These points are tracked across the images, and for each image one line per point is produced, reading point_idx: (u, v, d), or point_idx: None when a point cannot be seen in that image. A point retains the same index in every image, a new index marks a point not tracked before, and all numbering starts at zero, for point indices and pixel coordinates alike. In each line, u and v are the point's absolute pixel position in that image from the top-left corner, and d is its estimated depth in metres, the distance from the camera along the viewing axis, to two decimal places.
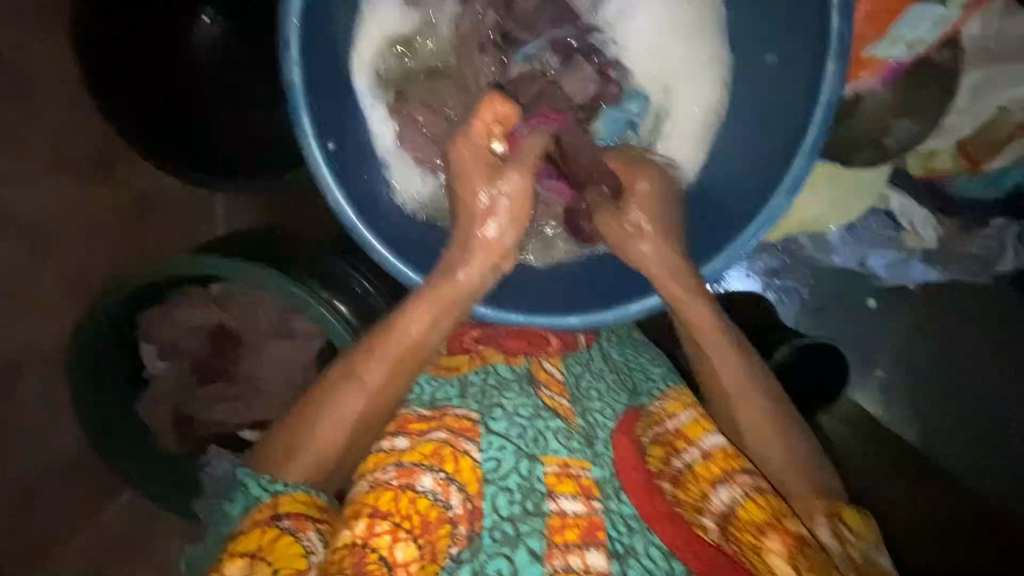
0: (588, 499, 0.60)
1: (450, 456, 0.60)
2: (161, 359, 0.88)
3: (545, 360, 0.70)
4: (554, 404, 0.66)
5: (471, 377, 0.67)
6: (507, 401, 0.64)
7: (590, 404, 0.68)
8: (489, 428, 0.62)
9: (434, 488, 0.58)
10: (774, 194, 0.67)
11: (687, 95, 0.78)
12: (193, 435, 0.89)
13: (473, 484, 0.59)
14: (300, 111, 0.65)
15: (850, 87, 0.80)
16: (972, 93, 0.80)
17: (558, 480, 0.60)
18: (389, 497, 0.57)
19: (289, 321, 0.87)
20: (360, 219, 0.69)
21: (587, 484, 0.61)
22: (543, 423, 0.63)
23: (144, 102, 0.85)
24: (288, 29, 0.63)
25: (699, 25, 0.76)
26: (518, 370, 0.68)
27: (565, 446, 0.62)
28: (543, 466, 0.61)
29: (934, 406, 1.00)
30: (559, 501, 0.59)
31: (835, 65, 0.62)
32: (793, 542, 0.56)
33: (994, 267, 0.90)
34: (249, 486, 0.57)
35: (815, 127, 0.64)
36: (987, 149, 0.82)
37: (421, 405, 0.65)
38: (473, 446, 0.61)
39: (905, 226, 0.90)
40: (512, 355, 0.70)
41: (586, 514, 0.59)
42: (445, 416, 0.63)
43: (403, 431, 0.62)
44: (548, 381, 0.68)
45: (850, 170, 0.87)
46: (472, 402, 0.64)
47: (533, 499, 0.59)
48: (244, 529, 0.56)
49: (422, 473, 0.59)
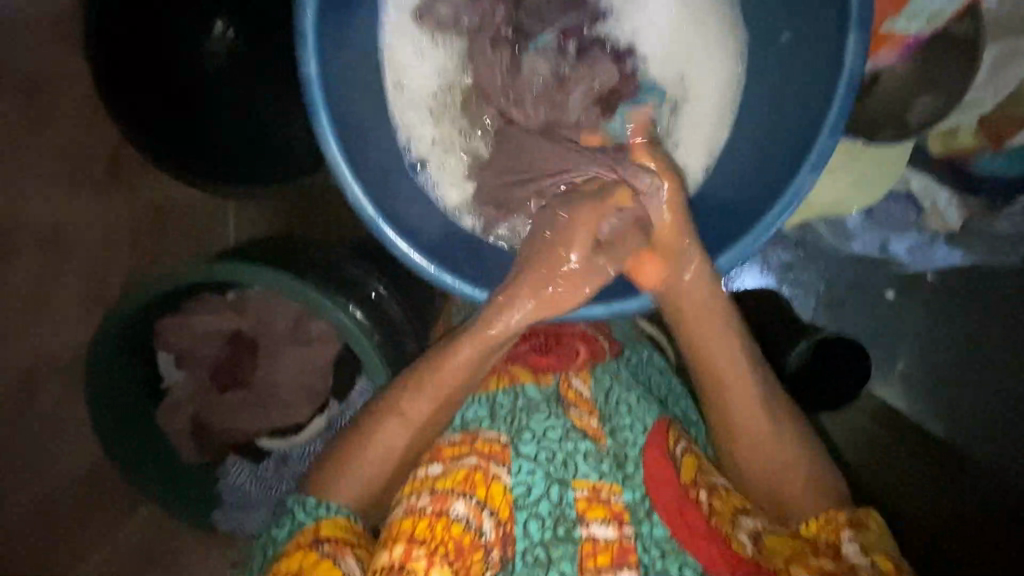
0: (620, 525, 0.59)
1: (480, 482, 0.59)
2: (178, 368, 0.90)
3: (573, 378, 0.67)
4: (584, 425, 0.64)
5: (500, 399, 0.65)
6: (537, 424, 0.62)
7: (619, 420, 0.65)
8: (518, 450, 0.61)
9: (467, 513, 0.57)
10: (798, 169, 0.64)
11: (703, 84, 0.77)
12: (210, 443, 0.90)
13: (506, 511, 0.59)
14: (317, 105, 0.64)
15: (869, 64, 0.78)
16: (992, 68, 0.76)
17: (588, 505, 0.59)
18: (425, 524, 0.57)
19: (306, 326, 0.88)
20: (381, 212, 0.68)
21: (618, 508, 0.60)
22: (571, 447, 0.62)
23: (144, 102, 0.84)
24: (308, 8, 0.62)
25: (713, 14, 0.76)
26: (546, 391, 0.66)
27: (594, 470, 0.61)
28: (573, 492, 0.60)
29: (957, 391, 1.00)
30: (590, 527, 0.58)
31: (856, 36, 0.59)
32: (814, 570, 0.56)
33: (1023, 246, 0.88)
34: (296, 512, 0.60)
35: (838, 102, 0.61)
36: (1012, 124, 0.77)
37: (455, 430, 0.65)
38: (503, 469, 0.60)
39: (927, 208, 0.87)
40: (541, 372, 0.67)
41: (617, 539, 0.58)
42: (476, 440, 0.62)
43: (437, 457, 0.62)
44: (577, 400, 0.66)
45: (872, 146, 0.83)
46: (502, 423, 0.63)
47: (564, 526, 0.58)
48: (288, 550, 0.57)
49: (456, 499, 0.58)
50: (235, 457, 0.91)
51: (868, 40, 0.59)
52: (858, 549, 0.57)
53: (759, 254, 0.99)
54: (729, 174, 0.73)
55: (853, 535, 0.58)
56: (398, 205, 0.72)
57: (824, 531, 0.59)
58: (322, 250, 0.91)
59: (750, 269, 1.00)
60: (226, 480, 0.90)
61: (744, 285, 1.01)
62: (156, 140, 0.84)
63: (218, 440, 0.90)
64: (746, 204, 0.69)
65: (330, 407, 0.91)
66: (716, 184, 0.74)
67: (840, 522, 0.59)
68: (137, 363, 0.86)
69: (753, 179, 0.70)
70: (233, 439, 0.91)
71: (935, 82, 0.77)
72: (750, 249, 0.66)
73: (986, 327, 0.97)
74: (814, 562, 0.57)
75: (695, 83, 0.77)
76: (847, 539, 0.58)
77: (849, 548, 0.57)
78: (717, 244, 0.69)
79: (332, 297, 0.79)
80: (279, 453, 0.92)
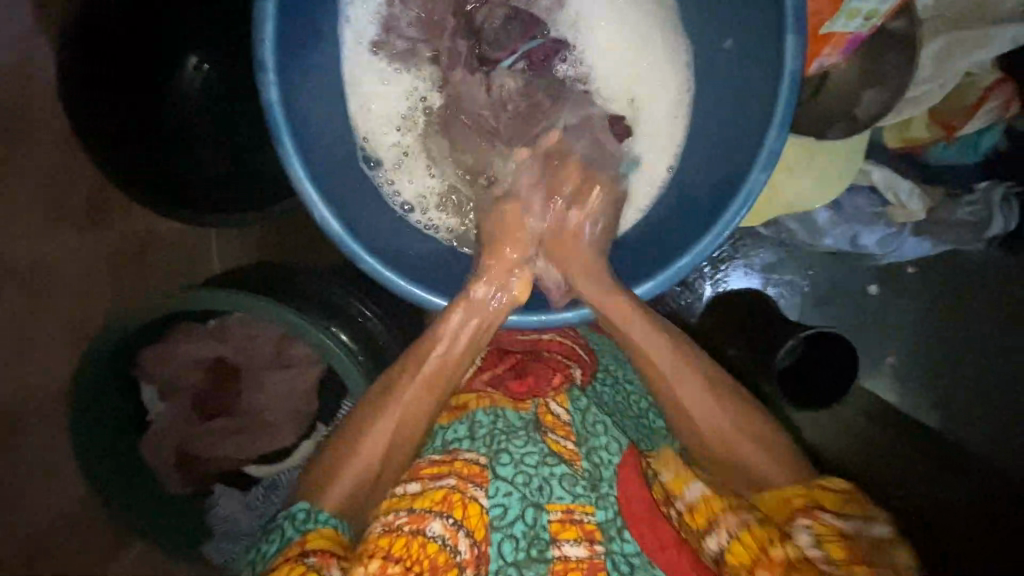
0: (592, 544, 0.59)
1: (459, 502, 0.59)
2: (160, 400, 0.89)
3: (552, 401, 0.67)
4: (560, 449, 0.64)
5: (479, 418, 0.65)
6: (514, 447, 0.62)
7: (596, 441, 0.65)
8: (496, 473, 0.61)
9: (443, 533, 0.58)
10: (751, 169, 0.65)
11: (657, 87, 0.78)
12: (196, 475, 0.89)
13: (480, 532, 0.59)
14: (281, 130, 0.66)
15: (815, 63, 0.79)
16: (933, 64, 0.79)
17: (562, 527, 0.60)
18: (401, 543, 0.57)
19: (287, 349, 0.88)
20: (348, 231, 0.69)
21: (591, 529, 0.60)
22: (548, 471, 0.62)
23: (143, 101, 0.89)
24: (266, 31, 0.63)
25: (663, 17, 0.77)
26: (525, 417, 0.65)
27: (568, 492, 0.61)
28: (547, 515, 0.60)
29: (939, 379, 1.01)
30: (562, 547, 0.59)
31: (795, 38, 0.62)
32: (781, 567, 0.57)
33: (985, 233, 0.90)
34: (285, 529, 0.60)
35: (783, 101, 0.63)
36: (960, 113, 0.81)
37: (434, 453, 0.65)
38: (481, 492, 0.60)
39: (890, 200, 0.88)
40: (519, 399, 0.67)
41: (589, 558, 0.59)
42: (456, 461, 0.63)
43: (415, 477, 0.62)
44: (555, 424, 0.66)
45: (825, 144, 0.85)
46: (482, 446, 0.63)
47: (538, 545, 0.59)
48: (274, 566, 0.57)
49: (432, 519, 0.58)
50: (222, 485, 0.90)
51: (807, 40, 0.61)
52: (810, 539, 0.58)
53: (740, 255, 1.00)
54: (689, 178, 0.75)
55: (810, 521, 0.59)
56: (368, 224, 0.74)
57: (787, 519, 0.61)
58: (303, 275, 0.91)
59: (735, 269, 1.02)
60: (214, 510, 0.89)
61: (731, 286, 1.02)
62: (154, 146, 0.89)
63: (205, 470, 0.90)
64: (705, 204, 0.71)
65: (316, 430, 0.91)
66: (679, 185, 0.76)
67: (795, 507, 0.61)
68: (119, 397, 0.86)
69: (714, 180, 0.71)
70: (221, 467, 0.91)
71: (879, 78, 0.80)
72: (713, 245, 0.68)
73: (959, 313, 1.00)
74: (773, 557, 0.58)
75: (649, 86, 0.78)
76: (801, 526, 0.59)
77: (802, 537, 0.59)
78: (677, 248, 0.71)
79: (312, 320, 0.79)
80: (267, 479, 0.91)
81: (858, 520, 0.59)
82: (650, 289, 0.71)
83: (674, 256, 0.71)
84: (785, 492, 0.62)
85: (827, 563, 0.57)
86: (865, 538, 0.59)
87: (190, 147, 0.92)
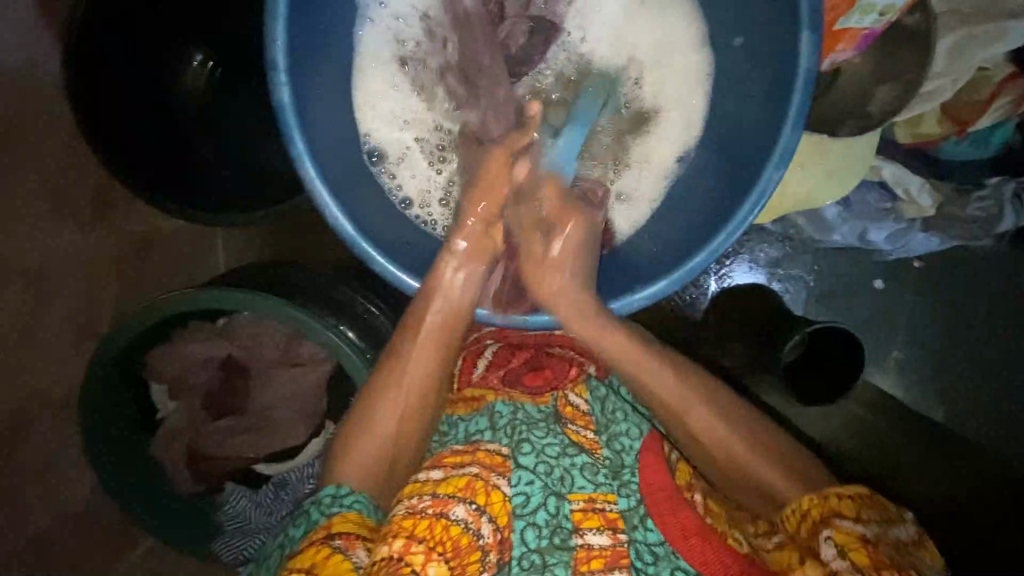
0: (615, 533, 0.59)
1: (481, 489, 0.60)
2: (171, 399, 0.90)
3: (570, 394, 0.69)
4: (580, 439, 0.66)
5: (499, 409, 0.67)
6: (536, 438, 0.64)
7: (616, 428, 0.66)
8: (518, 462, 0.62)
9: (467, 517, 0.58)
10: (765, 165, 0.65)
11: (672, 86, 0.77)
12: (206, 471, 0.90)
13: (504, 518, 0.60)
14: (292, 132, 0.66)
15: (828, 60, 0.78)
16: (948, 58, 0.78)
17: (584, 515, 0.60)
18: (425, 524, 0.57)
19: (296, 347, 0.88)
20: (362, 232, 0.69)
21: (613, 517, 0.60)
22: (569, 462, 0.63)
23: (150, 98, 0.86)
24: (276, 33, 0.63)
25: (679, 13, 0.75)
26: (545, 410, 0.67)
27: (591, 481, 0.62)
28: (570, 504, 0.60)
29: (947, 373, 1.02)
30: (585, 536, 0.59)
31: (810, 34, 0.61)
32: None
33: (996, 228, 0.90)
34: (311, 511, 0.61)
35: (798, 95, 0.62)
36: (972, 110, 0.81)
37: (455, 441, 0.66)
38: (504, 480, 0.61)
39: (901, 195, 0.88)
40: (537, 394, 0.69)
41: (611, 545, 0.59)
42: (478, 449, 0.64)
43: (438, 464, 0.63)
44: (575, 415, 0.68)
45: (834, 141, 0.83)
46: (503, 435, 0.64)
47: (560, 535, 0.59)
48: (301, 548, 0.58)
49: (456, 503, 0.59)
50: (233, 484, 0.91)
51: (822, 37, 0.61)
52: (835, 551, 0.53)
53: (745, 251, 1.01)
54: (700, 175, 0.76)
55: (830, 531, 0.55)
56: (381, 219, 0.74)
57: (811, 534, 0.56)
58: (306, 273, 0.91)
59: (740, 264, 1.02)
60: (226, 508, 0.89)
61: (736, 282, 1.02)
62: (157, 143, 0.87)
63: (210, 466, 0.90)
64: (720, 201, 0.71)
65: (325, 427, 0.91)
66: (694, 180, 0.76)
67: (816, 519, 0.56)
68: (129, 392, 0.87)
69: (729, 181, 0.71)
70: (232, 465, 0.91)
71: (889, 74, 0.79)
72: (724, 245, 0.67)
73: (966, 311, 1.00)
74: (806, 569, 0.54)
75: (665, 84, 0.77)
76: (824, 539, 0.54)
77: (827, 552, 0.54)
78: (693, 244, 0.71)
79: (320, 318, 0.79)
80: (277, 478, 0.90)
81: (877, 525, 0.55)
82: (663, 288, 0.69)
83: (688, 254, 0.70)
84: (803, 505, 0.58)
85: (859, 575, 0.51)
86: (887, 543, 0.54)
87: (194, 149, 0.91)
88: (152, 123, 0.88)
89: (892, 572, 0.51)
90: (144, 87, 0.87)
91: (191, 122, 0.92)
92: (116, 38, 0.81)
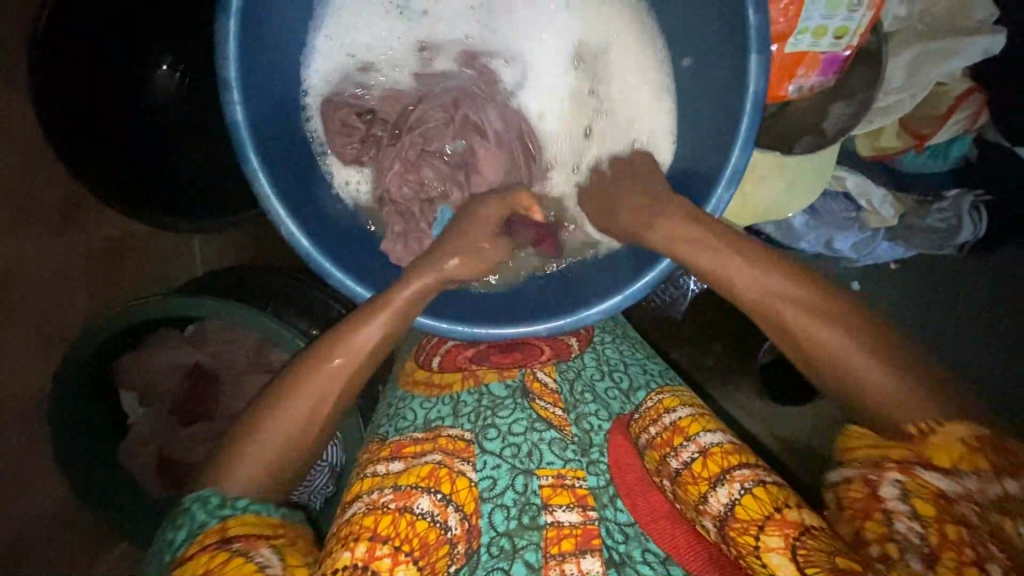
0: (585, 510, 0.62)
1: (446, 478, 0.62)
2: (141, 405, 0.91)
3: (538, 370, 0.71)
4: (549, 415, 0.68)
5: (464, 397, 0.68)
6: (501, 420, 0.66)
7: (585, 408, 0.69)
8: (484, 447, 0.65)
9: (432, 510, 0.60)
10: (716, 186, 0.66)
11: (623, 78, 0.77)
12: (176, 476, 0.89)
13: (471, 506, 0.62)
14: (245, 147, 0.65)
15: (792, 84, 0.77)
16: (904, 73, 0.80)
17: (553, 492, 0.63)
18: (387, 519, 0.58)
19: (266, 354, 0.89)
20: (316, 245, 0.69)
21: (582, 494, 0.63)
22: (537, 436, 0.66)
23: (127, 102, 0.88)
24: (227, 53, 0.63)
25: (634, 22, 0.75)
26: (511, 384, 0.69)
27: (559, 457, 0.65)
28: (538, 480, 0.63)
29: None
30: (555, 513, 0.62)
31: (759, 58, 0.61)
32: (790, 531, 0.55)
33: (955, 239, 0.91)
34: (195, 511, 0.55)
35: (747, 118, 0.63)
36: (929, 123, 0.83)
37: (415, 429, 0.67)
38: (469, 466, 0.63)
39: (864, 206, 0.89)
40: (505, 368, 0.70)
41: (582, 523, 0.62)
42: (439, 437, 0.65)
43: (398, 455, 0.64)
44: (543, 391, 0.69)
45: (792, 159, 0.82)
46: (466, 423, 0.66)
47: (530, 513, 0.62)
48: (191, 554, 0.53)
49: (420, 495, 0.60)
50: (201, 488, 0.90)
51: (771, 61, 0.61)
52: (898, 493, 0.47)
53: None
54: None
55: (902, 476, 0.48)
56: (329, 226, 0.74)
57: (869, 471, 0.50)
58: (280, 277, 0.91)
59: None
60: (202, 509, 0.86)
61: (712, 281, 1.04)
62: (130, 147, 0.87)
63: (184, 474, 0.90)
64: None
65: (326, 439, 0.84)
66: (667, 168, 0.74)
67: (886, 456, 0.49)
68: (99, 401, 0.86)
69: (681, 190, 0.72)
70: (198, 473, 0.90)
71: (848, 92, 0.80)
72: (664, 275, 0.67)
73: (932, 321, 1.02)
74: (783, 518, 0.56)
75: (623, 69, 0.76)
76: (888, 479, 0.48)
77: (889, 490, 0.48)
78: (633, 264, 0.70)
79: (289, 327, 0.80)
80: None
81: (973, 477, 0.45)
82: (617, 303, 0.68)
83: (633, 272, 0.69)
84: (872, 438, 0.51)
85: (916, 521, 0.46)
86: (972, 496, 0.45)
87: (183, 149, 0.93)
88: (151, 122, 0.90)
89: (959, 529, 0.44)
90: (142, 86, 0.89)
91: (187, 123, 0.93)
92: (115, 39, 0.84)
